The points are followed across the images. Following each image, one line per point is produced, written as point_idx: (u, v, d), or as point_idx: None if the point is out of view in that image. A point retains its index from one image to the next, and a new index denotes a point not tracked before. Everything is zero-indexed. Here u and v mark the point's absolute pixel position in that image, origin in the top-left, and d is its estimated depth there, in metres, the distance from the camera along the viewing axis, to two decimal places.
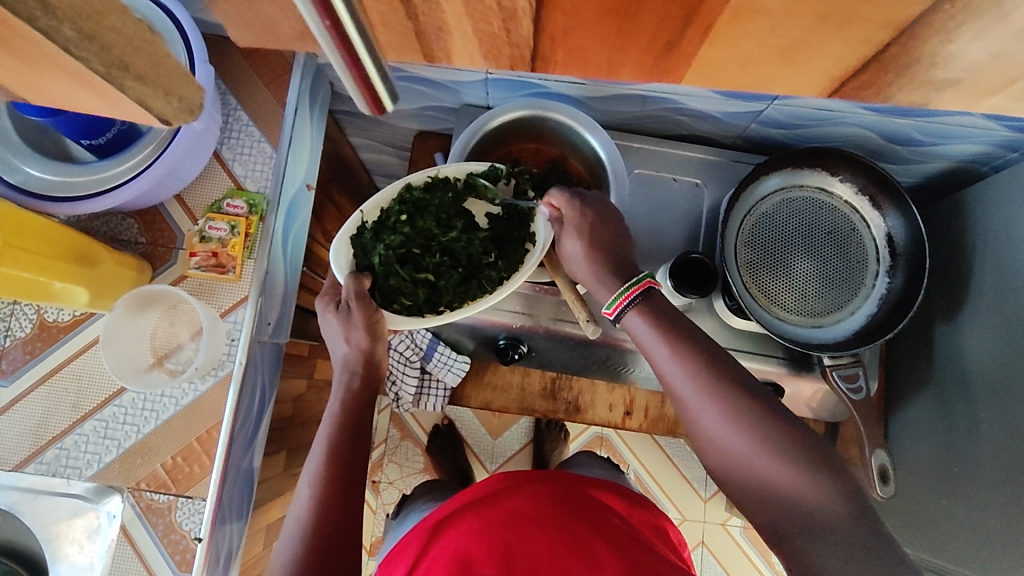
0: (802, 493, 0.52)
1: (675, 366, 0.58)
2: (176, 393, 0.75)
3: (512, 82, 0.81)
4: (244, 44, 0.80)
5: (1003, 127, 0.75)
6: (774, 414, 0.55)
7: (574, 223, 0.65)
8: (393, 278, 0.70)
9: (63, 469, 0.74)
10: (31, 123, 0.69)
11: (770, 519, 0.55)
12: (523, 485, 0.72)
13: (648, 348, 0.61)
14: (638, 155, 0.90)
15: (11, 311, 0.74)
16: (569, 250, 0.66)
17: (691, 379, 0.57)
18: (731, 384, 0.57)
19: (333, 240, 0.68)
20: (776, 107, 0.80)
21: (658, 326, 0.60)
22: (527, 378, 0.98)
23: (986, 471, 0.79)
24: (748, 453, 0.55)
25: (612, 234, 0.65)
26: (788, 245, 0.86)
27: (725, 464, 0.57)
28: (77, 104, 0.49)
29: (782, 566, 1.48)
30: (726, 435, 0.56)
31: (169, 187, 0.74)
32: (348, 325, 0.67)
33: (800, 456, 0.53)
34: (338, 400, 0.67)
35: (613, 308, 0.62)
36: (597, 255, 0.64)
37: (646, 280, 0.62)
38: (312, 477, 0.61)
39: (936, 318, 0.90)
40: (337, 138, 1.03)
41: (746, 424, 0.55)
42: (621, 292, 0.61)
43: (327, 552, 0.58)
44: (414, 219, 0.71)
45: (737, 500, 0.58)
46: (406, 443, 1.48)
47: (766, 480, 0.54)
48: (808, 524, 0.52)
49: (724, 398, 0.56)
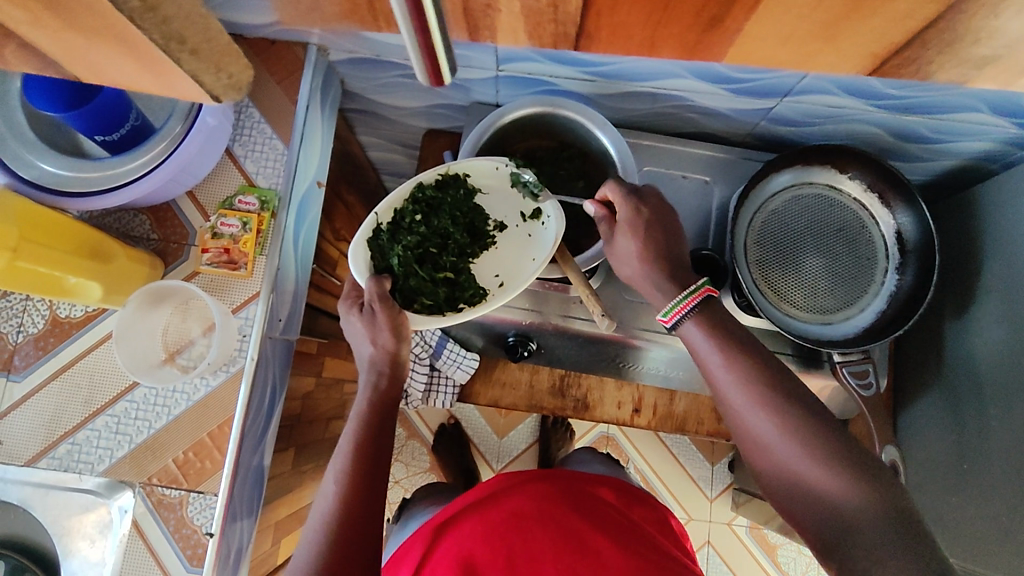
0: (852, 506, 0.53)
1: (727, 374, 0.59)
2: (187, 388, 0.75)
3: (523, 79, 0.82)
4: (257, 42, 0.81)
5: (1013, 124, 0.76)
6: (832, 428, 0.56)
7: (629, 221, 0.64)
8: (415, 278, 0.71)
9: (75, 464, 0.74)
10: (46, 119, 0.69)
11: (816, 528, 0.55)
12: (528, 482, 0.73)
13: (699, 355, 0.62)
14: (648, 152, 0.90)
15: (24, 307, 0.75)
16: (620, 248, 0.66)
17: (744, 386, 0.58)
18: (786, 396, 0.57)
19: (351, 243, 0.69)
20: (788, 104, 0.80)
21: (714, 335, 0.61)
22: (536, 376, 0.99)
23: (996, 467, 0.79)
24: (800, 462, 0.55)
25: (665, 236, 0.65)
26: (820, 249, 0.86)
27: (776, 472, 0.58)
28: (94, 53, 0.52)
29: (788, 566, 1.48)
30: (777, 444, 0.57)
31: (181, 183, 0.75)
32: (373, 328, 0.67)
33: (850, 467, 0.54)
34: (364, 398, 0.67)
35: (671, 315, 0.63)
36: (649, 254, 0.64)
37: (704, 287, 0.63)
38: (338, 474, 0.61)
39: (946, 315, 0.90)
40: (346, 136, 1.04)
41: (799, 431, 0.56)
42: (680, 299, 0.62)
43: (361, 546, 0.58)
44: (428, 218, 0.73)
45: (784, 509, 0.58)
46: (412, 442, 1.48)
47: (814, 487, 0.55)
48: (855, 533, 0.53)
49: (776, 407, 0.57)
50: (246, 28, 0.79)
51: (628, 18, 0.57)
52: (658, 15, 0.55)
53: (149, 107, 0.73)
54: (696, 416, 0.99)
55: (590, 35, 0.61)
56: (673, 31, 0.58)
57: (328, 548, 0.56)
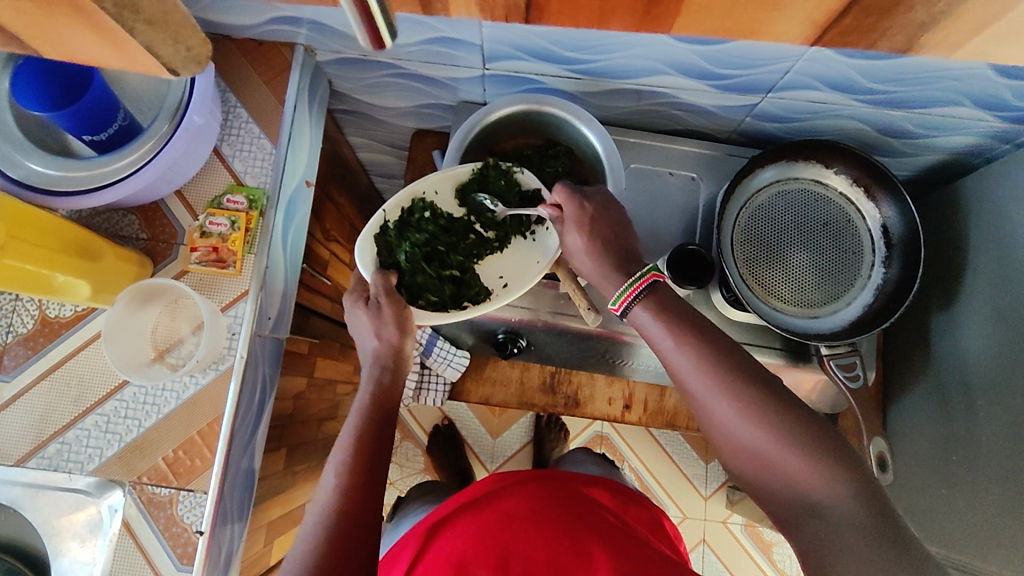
0: (815, 486, 0.52)
1: (681, 358, 0.58)
2: (177, 386, 0.76)
3: (509, 78, 0.82)
4: (244, 43, 0.82)
5: (995, 117, 0.76)
6: (791, 406, 0.55)
7: (574, 218, 0.67)
8: (422, 275, 0.73)
9: (64, 463, 0.74)
10: (34, 119, 0.70)
11: (783, 509, 0.55)
12: (521, 484, 0.73)
13: (654, 339, 0.61)
14: (634, 150, 0.91)
15: (14, 307, 0.75)
16: (570, 245, 0.67)
17: (699, 369, 0.57)
18: (741, 376, 0.56)
19: (358, 238, 0.71)
20: (772, 100, 0.81)
21: (666, 318, 0.60)
22: (526, 373, 0.99)
23: (983, 457, 0.79)
24: (759, 443, 0.55)
25: (614, 229, 0.66)
26: (792, 242, 0.87)
27: (738, 454, 0.57)
28: (80, 48, 0.52)
29: (784, 563, 1.48)
30: (734, 426, 0.56)
31: (169, 182, 0.75)
32: (377, 321, 0.68)
33: (810, 446, 0.53)
34: (366, 391, 0.66)
35: (620, 303, 0.62)
36: (596, 250, 0.65)
37: (651, 273, 0.62)
38: (339, 467, 0.61)
39: (931, 308, 0.90)
40: (335, 137, 1.04)
41: (755, 412, 0.55)
42: (628, 286, 0.62)
43: (356, 541, 0.57)
44: (437, 219, 0.75)
45: (753, 491, 0.58)
46: (407, 443, 1.48)
47: (775, 466, 0.54)
48: (818, 515, 0.52)
49: (732, 388, 0.56)
50: (234, 29, 0.80)
51: None
52: None
53: (138, 107, 0.73)
54: (687, 411, 0.99)
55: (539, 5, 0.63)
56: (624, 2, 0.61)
57: (326, 542, 0.56)
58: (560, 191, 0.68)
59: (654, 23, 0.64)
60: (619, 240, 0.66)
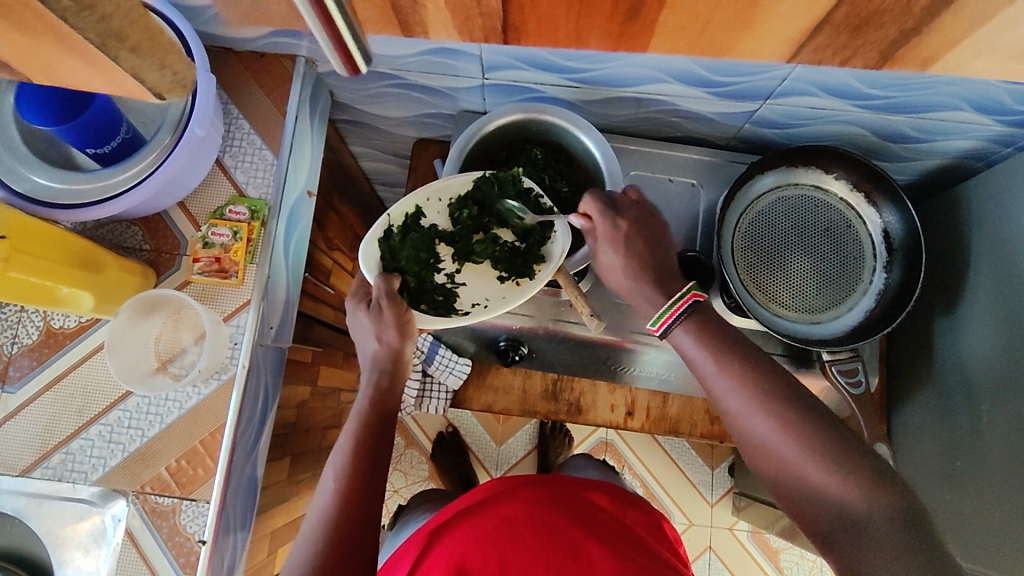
0: (859, 508, 0.52)
1: (724, 383, 0.58)
2: (180, 396, 0.76)
3: (508, 87, 0.83)
4: (246, 55, 0.83)
5: (995, 122, 0.76)
6: (830, 427, 0.55)
7: (607, 238, 0.65)
8: (420, 277, 0.73)
9: (68, 473, 0.74)
10: (38, 133, 0.70)
11: (822, 529, 0.55)
12: (521, 488, 0.73)
13: (694, 362, 0.61)
14: (634, 157, 0.91)
15: (18, 318, 0.76)
16: (605, 262, 0.66)
17: (742, 392, 0.57)
18: (785, 398, 0.56)
19: (363, 240, 0.71)
20: (770, 106, 0.81)
21: (706, 341, 0.60)
22: (529, 381, 0.99)
23: (989, 463, 0.79)
24: (803, 465, 0.54)
25: (648, 247, 0.65)
26: (794, 247, 0.87)
27: (775, 472, 0.57)
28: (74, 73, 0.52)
29: (791, 570, 1.47)
30: (777, 446, 0.56)
31: (171, 194, 0.76)
32: (378, 325, 0.68)
33: (854, 470, 0.53)
34: (366, 395, 0.66)
35: (659, 325, 0.62)
36: (632, 271, 0.64)
37: (692, 292, 0.62)
38: (338, 473, 0.61)
39: (934, 312, 0.90)
40: (337, 147, 1.05)
41: (802, 433, 0.55)
42: (668, 307, 0.61)
43: (354, 546, 0.57)
44: (435, 224, 0.75)
45: (791, 510, 0.57)
46: (410, 451, 1.48)
47: (815, 488, 0.54)
48: (862, 537, 0.52)
49: (773, 410, 0.56)
50: (235, 42, 0.81)
51: (549, 11, 0.62)
52: (578, 5, 0.61)
53: (141, 120, 0.74)
54: (689, 418, 0.99)
55: (517, 27, 0.66)
56: (598, 22, 0.64)
57: (325, 544, 0.56)
58: (592, 203, 0.66)
59: (631, 41, 0.67)
60: (653, 250, 0.65)
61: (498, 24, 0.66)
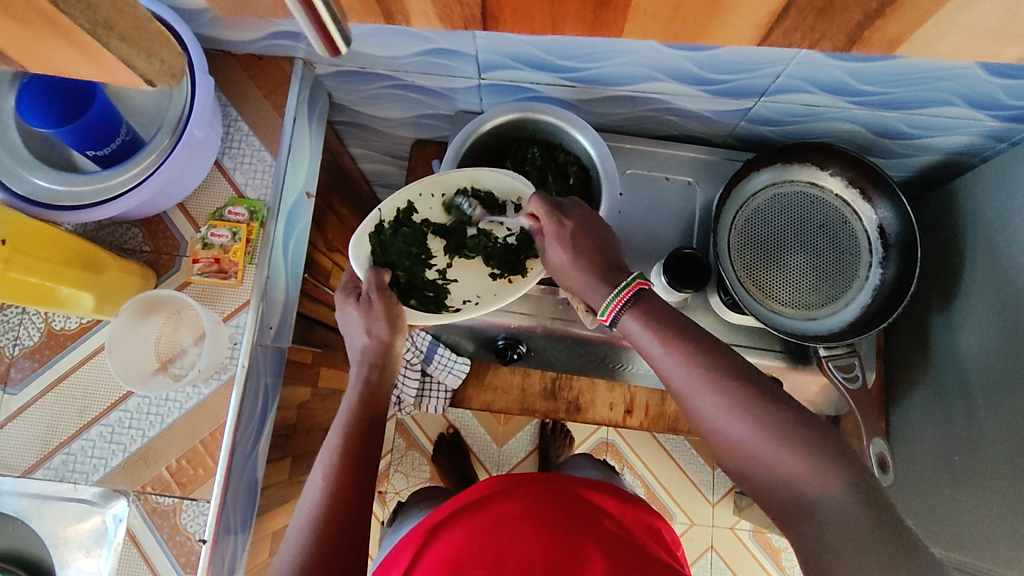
0: (806, 479, 0.52)
1: (671, 362, 0.58)
2: (180, 396, 0.76)
3: (505, 87, 0.84)
4: (244, 58, 0.84)
5: (989, 117, 0.77)
6: (776, 402, 0.55)
7: (554, 235, 0.66)
8: (410, 273, 0.75)
9: (70, 474, 0.75)
10: (38, 136, 0.71)
11: (778, 505, 0.54)
12: (518, 487, 0.73)
13: (643, 346, 0.61)
14: (630, 156, 0.92)
15: (20, 320, 0.76)
16: (555, 260, 0.67)
17: (688, 371, 0.57)
18: (730, 374, 0.56)
19: (353, 236, 0.71)
20: (765, 104, 0.81)
21: (654, 325, 0.60)
22: (528, 379, 0.99)
23: (986, 457, 0.79)
24: (754, 440, 0.54)
25: (594, 242, 0.66)
26: (791, 244, 0.87)
27: (728, 450, 0.56)
28: (72, 62, 0.53)
29: (793, 569, 1.47)
30: (725, 424, 0.56)
31: (170, 196, 0.76)
32: (368, 317, 0.68)
33: (801, 442, 0.53)
34: (355, 391, 0.67)
35: (609, 313, 0.62)
36: (580, 263, 0.65)
37: (636, 280, 0.62)
38: (326, 469, 0.61)
39: (931, 307, 0.90)
40: (336, 149, 1.06)
41: (745, 408, 0.55)
42: (614, 295, 0.62)
43: (348, 542, 0.58)
44: (429, 218, 0.76)
45: (751, 489, 0.57)
46: (411, 453, 1.49)
47: (767, 463, 0.54)
48: (815, 510, 0.52)
49: (719, 387, 0.56)
50: (234, 45, 0.82)
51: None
52: None
53: (140, 123, 0.74)
54: (688, 415, 0.99)
55: (496, 16, 0.64)
56: (571, 8, 0.62)
57: (314, 541, 0.57)
58: (536, 204, 0.67)
59: (605, 28, 0.65)
60: (602, 249, 0.66)
61: (478, 13, 0.64)
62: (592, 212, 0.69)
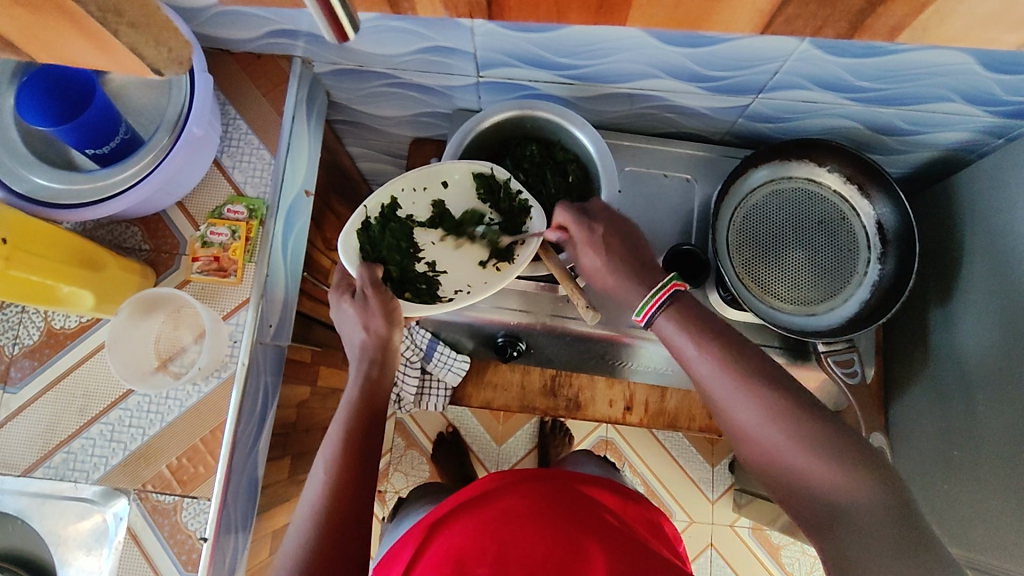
0: (840, 490, 0.53)
1: (708, 367, 0.58)
2: (180, 394, 0.77)
3: (502, 85, 0.84)
4: (242, 57, 0.84)
5: (986, 113, 0.77)
6: (811, 410, 0.55)
7: (583, 242, 0.67)
8: (401, 267, 0.74)
9: (70, 472, 0.75)
10: (38, 135, 0.71)
11: (809, 513, 0.55)
12: (518, 483, 0.73)
13: (677, 348, 0.61)
14: (629, 153, 0.92)
15: (20, 319, 0.76)
16: (587, 266, 0.68)
17: (722, 376, 0.58)
18: (766, 378, 0.57)
19: (341, 233, 0.70)
20: (763, 101, 0.82)
21: (689, 327, 0.60)
22: (527, 377, 1.00)
23: (984, 451, 0.79)
24: (787, 449, 0.55)
25: (623, 243, 0.67)
26: (789, 241, 0.87)
27: (760, 455, 0.57)
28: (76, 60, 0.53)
29: (793, 566, 1.47)
30: (761, 430, 0.56)
31: (169, 194, 0.77)
32: (365, 314, 0.69)
33: (837, 453, 0.53)
34: (355, 386, 0.67)
35: (643, 314, 0.63)
36: (613, 266, 0.66)
37: (671, 283, 0.63)
38: (327, 464, 0.62)
39: (929, 302, 0.90)
40: (335, 148, 1.06)
41: (781, 415, 0.55)
42: (650, 297, 0.62)
43: (351, 538, 0.58)
44: (412, 214, 0.76)
45: (782, 497, 0.57)
46: (411, 452, 1.49)
47: (801, 472, 0.54)
48: (848, 519, 0.52)
49: (756, 393, 0.56)
50: (233, 44, 0.82)
51: None
52: None
53: (139, 121, 0.74)
54: (687, 412, 1.00)
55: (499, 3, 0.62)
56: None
57: (317, 539, 0.57)
58: (564, 214, 0.68)
59: (610, 14, 0.62)
60: (633, 252, 0.67)
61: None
62: (618, 216, 0.70)
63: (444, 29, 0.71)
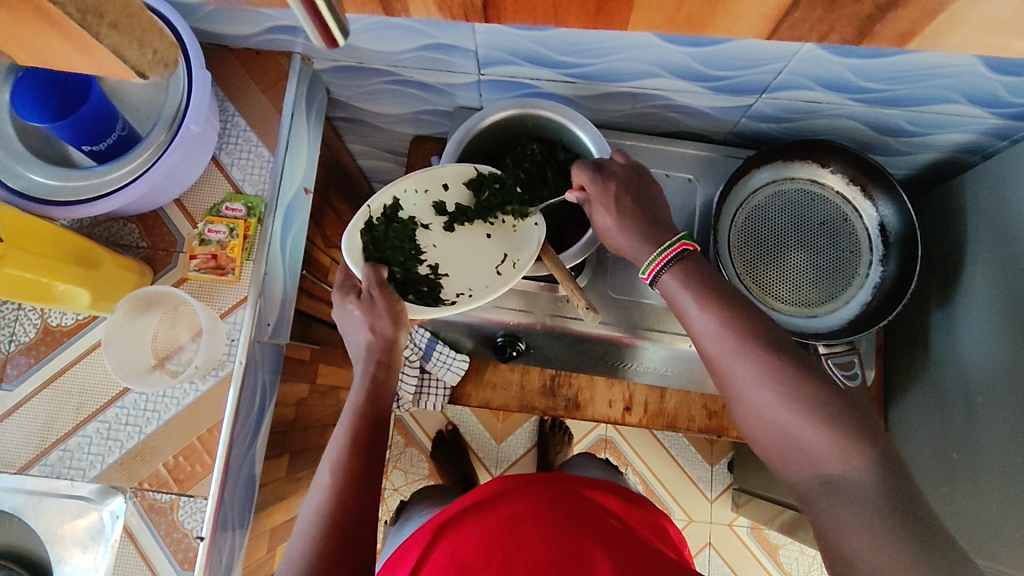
0: (831, 456, 0.51)
1: (709, 325, 0.58)
2: (177, 392, 0.76)
3: (503, 82, 0.83)
4: (241, 53, 0.83)
5: (992, 114, 0.76)
6: (810, 376, 0.54)
7: (600, 200, 0.65)
8: (404, 268, 0.74)
9: (67, 470, 0.74)
10: (34, 131, 0.70)
11: (800, 482, 0.53)
12: (526, 487, 0.74)
13: (678, 305, 0.61)
14: (630, 152, 0.91)
15: (16, 316, 0.76)
16: (602, 224, 0.66)
17: (721, 333, 0.57)
18: (765, 342, 0.56)
19: (345, 231, 0.69)
20: (766, 101, 0.81)
21: (691, 284, 0.60)
22: (526, 376, 0.99)
23: (986, 455, 0.79)
24: (778, 411, 0.54)
25: (637, 201, 0.65)
26: (790, 242, 0.87)
27: (753, 420, 0.56)
28: None
29: (791, 566, 1.47)
30: (754, 392, 0.55)
31: (167, 191, 0.76)
32: (371, 314, 0.67)
33: (831, 419, 0.52)
34: (362, 389, 0.66)
35: (648, 271, 0.63)
36: (631, 228, 0.64)
37: (681, 241, 0.62)
38: (333, 464, 0.61)
39: (930, 304, 0.90)
40: (334, 145, 1.05)
41: (777, 378, 0.54)
42: (657, 254, 0.62)
43: (350, 536, 0.58)
44: (413, 216, 0.75)
45: (775, 466, 0.56)
46: (409, 449, 1.48)
47: (796, 438, 0.53)
48: (839, 487, 0.50)
49: (755, 354, 0.56)
50: (232, 40, 0.81)
51: None
52: None
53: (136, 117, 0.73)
54: (687, 412, 0.99)
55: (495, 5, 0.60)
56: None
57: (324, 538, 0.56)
58: (580, 172, 0.67)
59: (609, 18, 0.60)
60: (649, 211, 0.65)
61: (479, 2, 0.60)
62: (638, 171, 0.68)
63: (445, 27, 0.70)
